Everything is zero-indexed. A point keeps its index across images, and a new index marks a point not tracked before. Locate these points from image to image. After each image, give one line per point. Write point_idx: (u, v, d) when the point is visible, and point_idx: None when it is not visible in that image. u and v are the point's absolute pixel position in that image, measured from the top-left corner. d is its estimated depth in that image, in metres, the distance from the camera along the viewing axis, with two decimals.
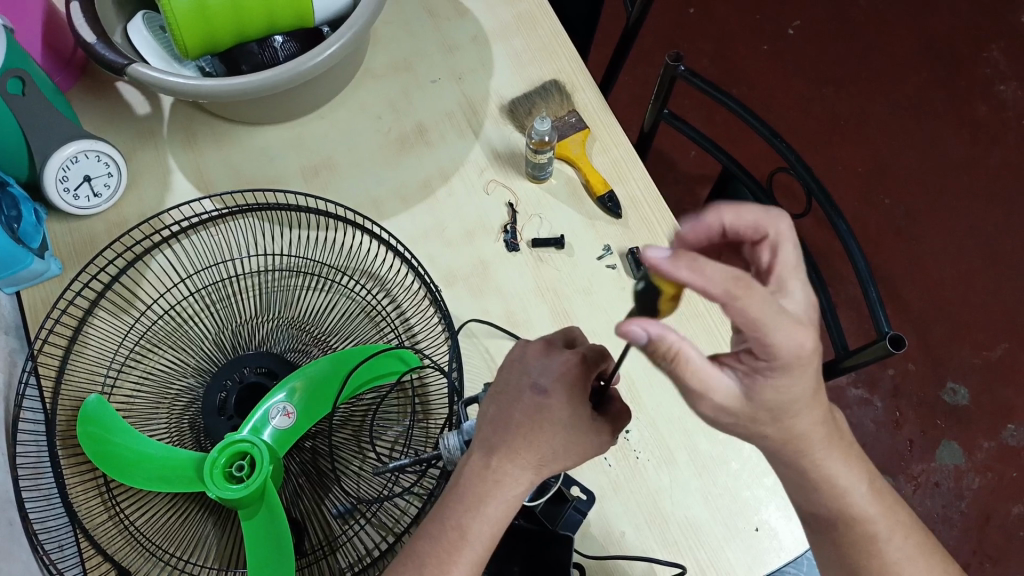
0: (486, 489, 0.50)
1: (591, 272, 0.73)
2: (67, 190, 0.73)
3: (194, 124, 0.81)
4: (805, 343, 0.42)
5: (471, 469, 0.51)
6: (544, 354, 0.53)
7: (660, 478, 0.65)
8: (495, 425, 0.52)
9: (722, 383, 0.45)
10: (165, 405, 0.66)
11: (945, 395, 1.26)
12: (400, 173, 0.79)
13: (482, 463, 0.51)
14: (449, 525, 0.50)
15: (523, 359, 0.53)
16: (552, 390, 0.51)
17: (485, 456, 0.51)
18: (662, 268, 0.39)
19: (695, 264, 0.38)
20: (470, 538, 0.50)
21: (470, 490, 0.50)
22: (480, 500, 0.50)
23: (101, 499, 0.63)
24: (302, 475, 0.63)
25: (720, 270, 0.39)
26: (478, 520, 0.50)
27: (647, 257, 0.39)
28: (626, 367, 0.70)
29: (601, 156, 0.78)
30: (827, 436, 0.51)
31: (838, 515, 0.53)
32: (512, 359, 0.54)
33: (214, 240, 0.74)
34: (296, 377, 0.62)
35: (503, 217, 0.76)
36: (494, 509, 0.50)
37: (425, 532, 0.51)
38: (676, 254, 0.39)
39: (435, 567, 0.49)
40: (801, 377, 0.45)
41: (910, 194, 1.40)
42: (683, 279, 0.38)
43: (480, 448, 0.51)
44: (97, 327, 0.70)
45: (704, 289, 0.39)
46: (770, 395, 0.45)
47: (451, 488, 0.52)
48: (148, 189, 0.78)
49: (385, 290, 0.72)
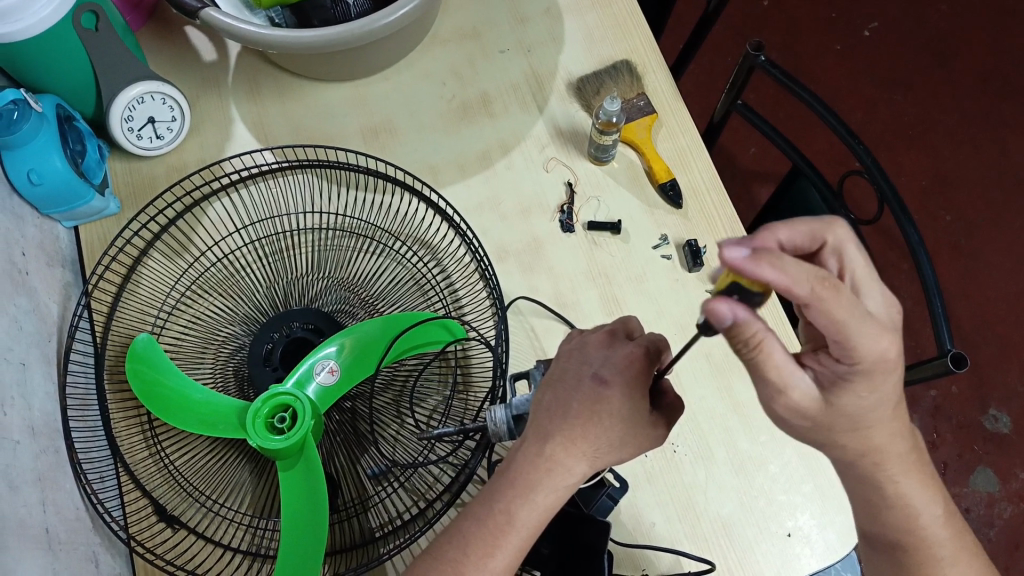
0: (536, 476, 0.48)
1: (644, 260, 0.72)
2: (131, 130, 0.73)
3: (259, 75, 0.81)
4: (888, 350, 0.42)
5: (524, 455, 0.49)
6: (606, 346, 0.51)
7: (697, 474, 0.65)
8: (547, 407, 0.50)
9: (795, 392, 0.43)
10: (211, 351, 0.66)
11: (986, 420, 1.23)
12: (459, 143, 0.78)
13: (535, 450, 0.49)
14: (495, 509, 0.48)
15: (583, 349, 0.51)
16: (611, 381, 0.49)
17: (540, 444, 0.49)
18: (744, 270, 0.38)
19: (778, 262, 0.38)
20: (518, 525, 0.48)
21: (522, 476, 0.48)
22: (530, 488, 0.48)
23: (143, 436, 0.64)
24: (340, 434, 0.63)
25: (804, 270, 0.39)
26: (527, 508, 0.48)
27: (727, 258, 0.39)
28: (676, 363, 0.69)
29: (666, 143, 0.77)
30: (900, 460, 0.49)
31: (894, 538, 0.52)
32: (570, 349, 0.52)
33: (270, 193, 0.74)
34: (341, 336, 0.62)
35: (560, 196, 0.75)
36: (545, 498, 0.48)
37: (470, 513, 0.49)
38: (756, 254, 0.39)
39: (481, 551, 0.47)
40: (872, 389, 0.44)
41: (972, 211, 1.36)
42: (768, 277, 0.38)
43: (528, 432, 0.50)
44: (150, 269, 0.71)
45: (788, 286, 0.39)
46: (851, 409, 0.44)
47: (502, 471, 0.50)
48: (208, 135, 0.78)
49: (436, 259, 0.72)
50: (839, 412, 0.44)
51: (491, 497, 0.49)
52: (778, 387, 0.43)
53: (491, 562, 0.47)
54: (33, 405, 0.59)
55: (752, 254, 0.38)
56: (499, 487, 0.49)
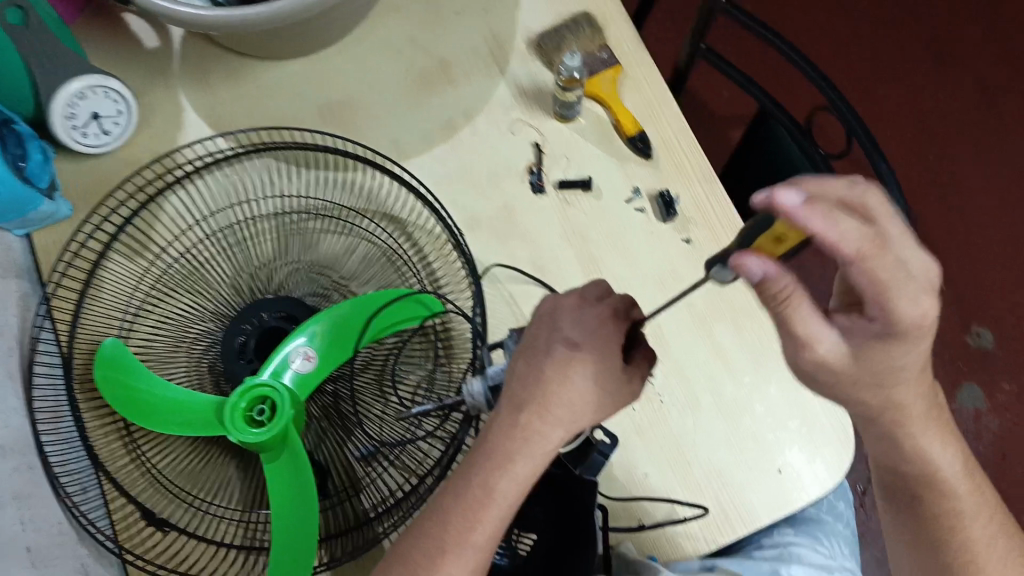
0: (513, 446, 0.47)
1: (619, 215, 0.71)
2: (75, 128, 0.70)
3: (206, 58, 0.77)
4: (927, 314, 0.41)
5: (497, 426, 0.47)
6: (575, 308, 0.49)
7: (685, 425, 0.64)
8: (520, 375, 0.48)
9: (821, 346, 0.43)
10: (183, 350, 0.64)
11: (971, 339, 1.24)
12: (420, 112, 0.75)
13: (510, 419, 0.47)
14: (474, 483, 0.47)
15: (553, 316, 0.49)
16: (584, 344, 0.47)
17: (514, 414, 0.47)
18: (795, 216, 0.37)
19: (828, 214, 0.37)
20: (499, 497, 0.46)
21: (498, 447, 0.47)
22: (507, 458, 0.47)
23: (121, 441, 0.61)
24: (324, 418, 0.62)
25: (851, 228, 0.38)
26: (506, 480, 0.46)
27: (779, 202, 0.37)
28: (659, 318, 0.67)
29: (633, 96, 0.75)
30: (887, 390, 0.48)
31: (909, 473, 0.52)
32: (542, 315, 0.50)
33: (228, 179, 0.71)
34: (316, 321, 0.60)
35: (528, 158, 0.73)
36: (523, 469, 0.47)
37: (448, 488, 0.48)
38: (809, 201, 0.37)
39: (463, 526, 0.46)
40: (904, 347, 0.43)
41: (946, 140, 1.35)
42: (816, 228, 0.37)
43: (501, 403, 0.48)
44: (110, 270, 0.68)
45: (834, 242, 0.38)
46: (824, 344, 0.43)
47: (478, 445, 0.48)
48: (160, 128, 0.75)
49: (406, 232, 0.70)
50: (851, 353, 0.44)
51: (468, 472, 0.47)
52: (804, 336, 0.43)
53: (473, 537, 0.46)
54: (3, 423, 0.58)
55: (807, 202, 0.37)
56: (474, 462, 0.47)
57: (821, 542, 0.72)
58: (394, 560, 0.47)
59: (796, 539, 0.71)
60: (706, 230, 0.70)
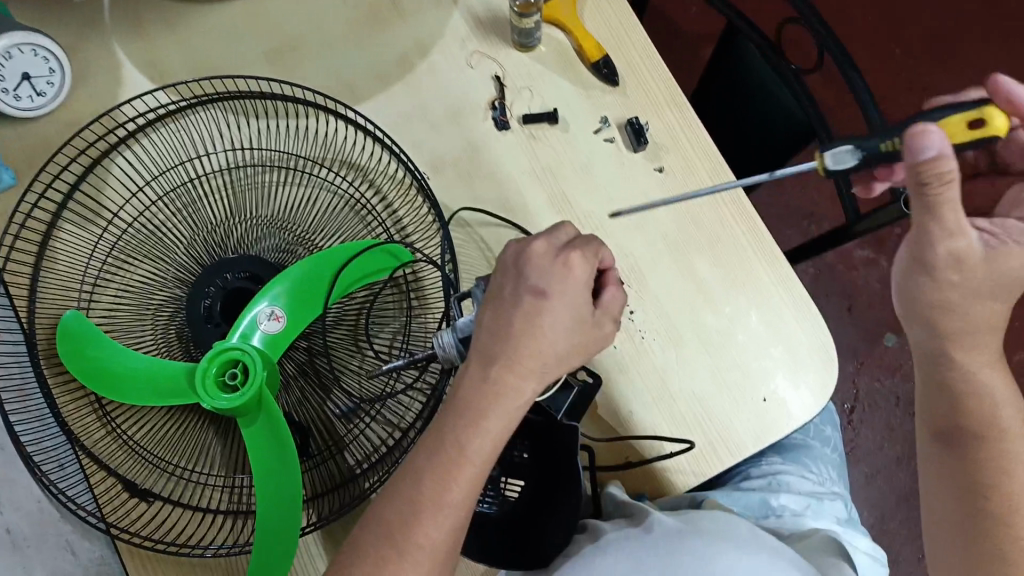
0: (484, 403, 0.46)
1: (588, 147, 0.68)
2: (6, 91, 0.65)
3: (140, 6, 0.72)
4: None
5: (468, 381, 0.46)
6: (538, 253, 0.48)
7: (667, 359, 0.64)
8: (487, 329, 0.47)
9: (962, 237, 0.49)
10: (149, 317, 0.62)
11: None
12: (372, 50, 0.71)
13: (479, 373, 0.46)
14: (448, 441, 0.45)
15: (517, 263, 0.48)
16: (550, 292, 0.47)
17: (484, 368, 0.46)
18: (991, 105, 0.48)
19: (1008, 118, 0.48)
20: (470, 457, 0.45)
21: (471, 405, 0.46)
22: (480, 415, 0.45)
23: (95, 415, 0.60)
24: (300, 378, 0.61)
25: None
26: (478, 438, 0.45)
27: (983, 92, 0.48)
28: (634, 252, 0.66)
29: (594, 20, 0.71)
30: None
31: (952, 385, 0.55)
32: (506, 263, 0.49)
33: (177, 135, 0.68)
34: (280, 281, 0.58)
35: (490, 92, 0.70)
36: (496, 425, 0.46)
37: (420, 445, 0.46)
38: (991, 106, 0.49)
39: (436, 485, 0.45)
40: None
41: (921, 43, 1.32)
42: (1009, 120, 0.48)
43: (471, 357, 0.47)
44: (63, 239, 0.65)
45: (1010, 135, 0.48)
46: None
47: (449, 402, 0.47)
48: (99, 84, 0.70)
49: (367, 179, 0.68)
50: (984, 252, 0.50)
51: (441, 430, 0.46)
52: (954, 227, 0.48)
53: (450, 495, 0.45)
54: None
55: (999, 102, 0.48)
56: (447, 419, 0.46)
57: (808, 468, 0.74)
58: (372, 521, 0.45)
59: (784, 467, 0.73)
60: (677, 157, 0.68)
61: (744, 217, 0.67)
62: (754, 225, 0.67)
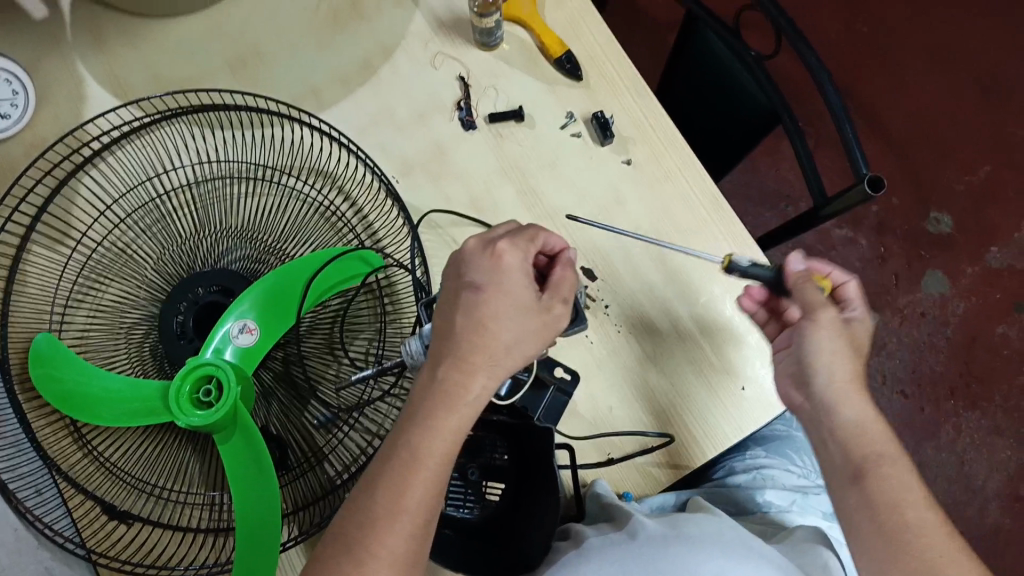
0: (438, 404, 0.45)
1: (554, 142, 0.68)
2: None
3: (102, 23, 0.71)
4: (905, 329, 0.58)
5: (419, 383, 0.46)
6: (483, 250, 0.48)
7: (642, 351, 0.64)
8: (441, 330, 0.47)
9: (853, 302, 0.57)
10: (122, 338, 0.61)
11: (929, 224, 1.25)
12: (335, 54, 0.71)
13: (433, 374, 0.46)
14: (401, 447, 0.45)
15: (460, 264, 0.48)
16: (488, 286, 0.47)
17: (434, 369, 0.46)
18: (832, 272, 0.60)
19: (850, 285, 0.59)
20: (426, 460, 0.45)
21: (426, 405, 0.45)
22: (433, 417, 0.45)
23: (72, 439, 0.60)
24: (277, 390, 0.60)
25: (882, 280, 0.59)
26: (432, 438, 0.45)
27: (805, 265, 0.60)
28: (603, 246, 0.66)
29: (554, 15, 0.71)
30: None
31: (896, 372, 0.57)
32: (454, 263, 0.50)
33: (144, 152, 0.68)
34: (248, 296, 0.58)
35: (455, 92, 0.69)
36: (449, 424, 0.45)
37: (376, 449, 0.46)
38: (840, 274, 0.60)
39: (392, 494, 0.44)
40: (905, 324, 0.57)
41: (888, 22, 1.35)
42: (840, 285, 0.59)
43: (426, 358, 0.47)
44: (34, 262, 0.65)
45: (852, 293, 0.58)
46: None
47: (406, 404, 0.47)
48: (62, 103, 0.69)
49: (337, 186, 0.69)
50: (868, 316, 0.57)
51: (397, 435, 0.46)
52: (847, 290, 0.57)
53: (407, 500, 0.44)
54: None
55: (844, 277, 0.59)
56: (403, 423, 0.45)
57: (793, 462, 0.75)
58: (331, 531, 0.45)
59: (767, 461, 0.74)
60: (645, 147, 0.68)
61: (713, 205, 0.66)
62: (722, 212, 0.66)
